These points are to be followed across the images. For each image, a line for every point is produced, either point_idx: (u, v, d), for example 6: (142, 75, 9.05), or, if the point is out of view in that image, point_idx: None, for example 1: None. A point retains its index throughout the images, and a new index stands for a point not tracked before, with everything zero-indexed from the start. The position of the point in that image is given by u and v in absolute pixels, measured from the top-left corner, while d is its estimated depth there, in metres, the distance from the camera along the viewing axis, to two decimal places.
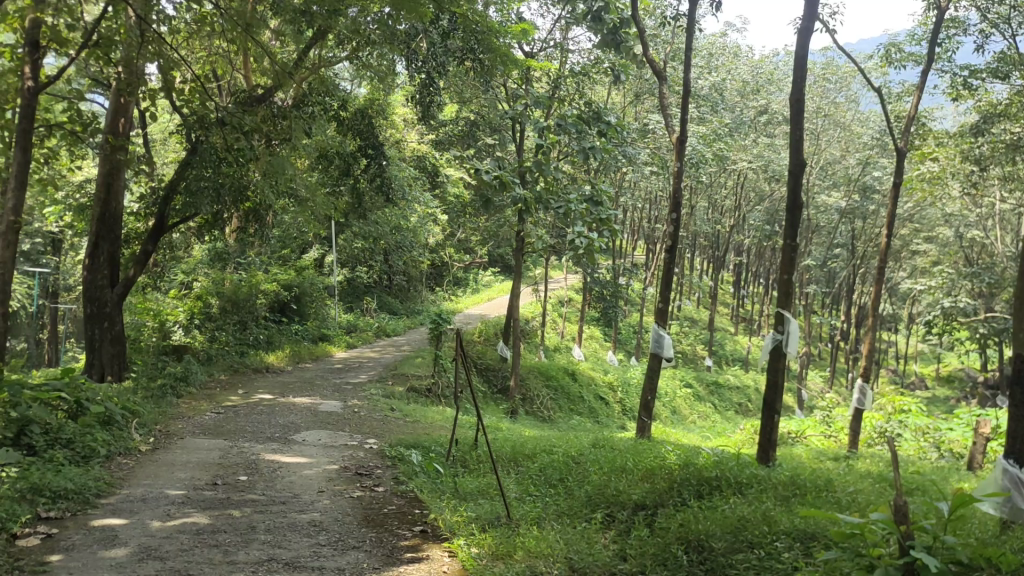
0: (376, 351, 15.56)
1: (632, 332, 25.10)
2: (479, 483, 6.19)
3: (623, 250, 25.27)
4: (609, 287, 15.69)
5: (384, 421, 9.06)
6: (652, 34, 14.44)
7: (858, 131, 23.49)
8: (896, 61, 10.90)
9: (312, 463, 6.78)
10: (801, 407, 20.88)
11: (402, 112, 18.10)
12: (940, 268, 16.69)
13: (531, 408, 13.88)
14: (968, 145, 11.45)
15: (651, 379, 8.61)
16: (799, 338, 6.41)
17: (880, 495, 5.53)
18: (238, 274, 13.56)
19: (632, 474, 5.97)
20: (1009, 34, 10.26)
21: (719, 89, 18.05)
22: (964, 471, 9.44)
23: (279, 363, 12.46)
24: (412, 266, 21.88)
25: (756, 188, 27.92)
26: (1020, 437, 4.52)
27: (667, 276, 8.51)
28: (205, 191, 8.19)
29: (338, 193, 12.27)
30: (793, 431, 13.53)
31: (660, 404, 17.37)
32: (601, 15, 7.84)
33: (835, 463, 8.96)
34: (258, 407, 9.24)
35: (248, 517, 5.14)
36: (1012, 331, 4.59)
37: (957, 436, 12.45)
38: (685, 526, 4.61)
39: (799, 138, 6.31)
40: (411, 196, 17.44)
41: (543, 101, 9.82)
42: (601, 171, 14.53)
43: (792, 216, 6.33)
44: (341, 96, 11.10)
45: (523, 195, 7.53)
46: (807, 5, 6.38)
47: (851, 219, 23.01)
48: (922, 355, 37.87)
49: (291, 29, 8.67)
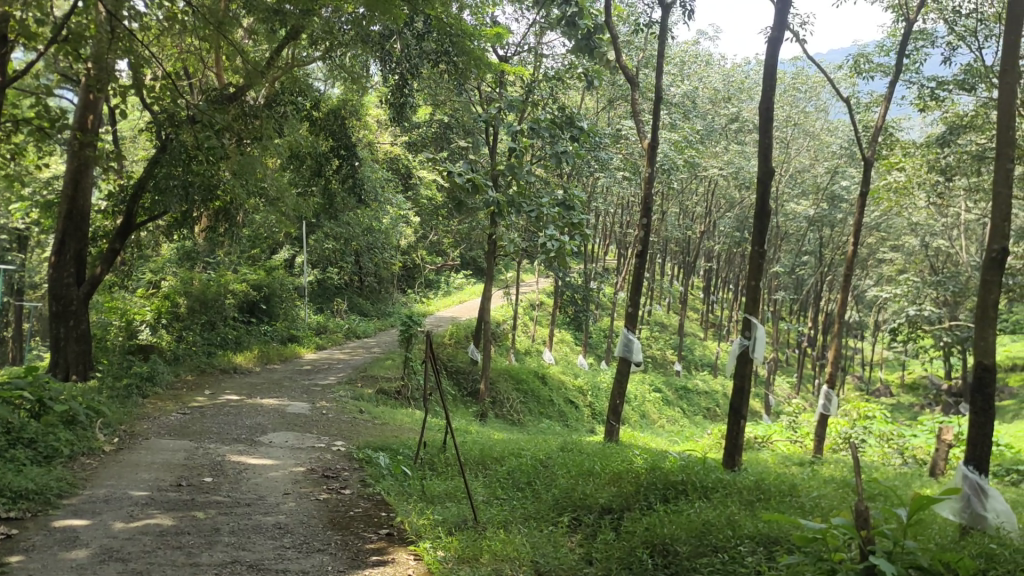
0: (346, 352, 15.52)
1: (603, 336, 25.24)
2: (446, 486, 6.18)
3: (595, 255, 25.35)
4: (581, 291, 15.77)
5: (352, 423, 9.02)
6: (626, 40, 14.54)
7: (827, 140, 23.68)
8: (865, 71, 11.02)
9: (278, 465, 6.73)
10: (769, 412, 21.13)
11: (376, 113, 18.06)
12: (905, 276, 16.95)
13: (501, 411, 13.90)
14: (934, 154, 11.52)
15: (620, 383, 8.64)
16: (766, 343, 6.44)
17: (843, 500, 5.60)
18: (207, 273, 13.42)
19: (600, 478, 6.00)
20: (975, 47, 10.39)
21: (691, 97, 18.17)
22: (926, 477, 9.57)
23: (248, 363, 12.37)
24: (384, 268, 21.81)
25: (727, 195, 28.17)
26: (979, 445, 4.66)
27: (637, 281, 8.53)
28: (174, 189, 8.06)
29: (309, 194, 12.18)
30: (760, 435, 13.67)
31: (629, 408, 17.47)
32: (575, 20, 7.68)
33: (800, 467, 9.08)
34: (224, 407, 9.16)
35: (213, 519, 5.10)
36: (973, 338, 4.64)
37: (920, 442, 12.64)
38: (650, 530, 4.64)
39: (769, 145, 6.37)
40: (384, 198, 17.42)
41: (516, 105, 9.52)
42: (573, 175, 14.56)
43: (760, 222, 6.38)
44: (314, 96, 11.01)
45: (496, 197, 7.48)
46: (778, 14, 6.44)
47: (820, 227, 23.24)
48: (887, 361, 38.51)
49: (264, 27, 8.59)
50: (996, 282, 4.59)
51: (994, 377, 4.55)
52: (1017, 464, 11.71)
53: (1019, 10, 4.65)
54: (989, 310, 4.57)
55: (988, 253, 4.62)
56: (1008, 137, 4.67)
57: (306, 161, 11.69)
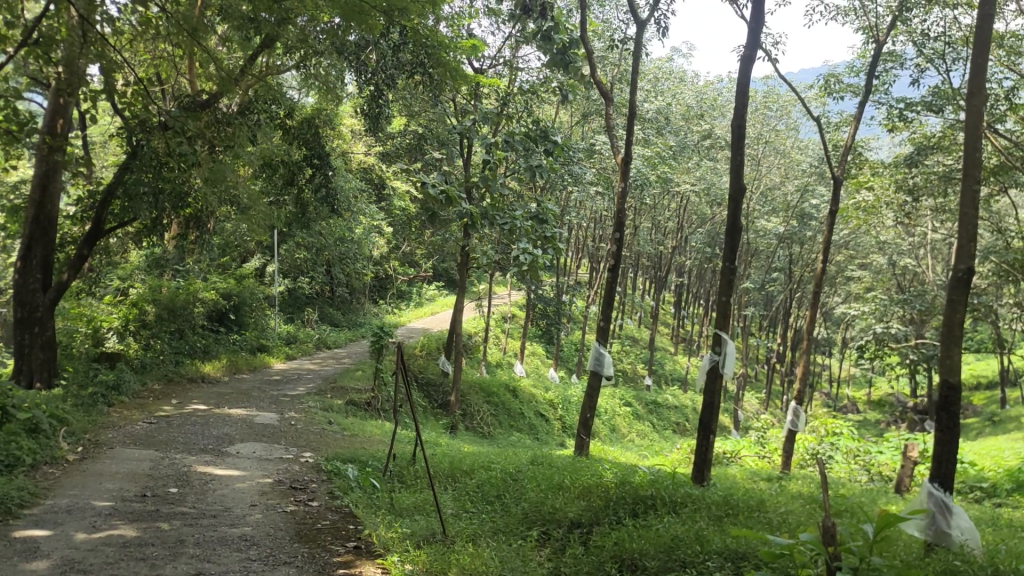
0: (316, 363, 15.44)
1: (574, 349, 25.30)
2: (416, 498, 6.15)
3: (567, 268, 25.41)
4: (553, 304, 15.80)
5: (321, 434, 8.95)
6: (601, 56, 14.64)
7: (797, 159, 24.01)
8: (835, 92, 11.21)
9: (245, 476, 6.65)
10: (737, 428, 21.27)
11: (350, 122, 18.04)
12: (873, 294, 17.16)
13: (471, 424, 13.88)
14: (902, 175, 11.64)
15: (591, 397, 8.65)
16: (736, 359, 6.45)
17: (810, 516, 5.64)
18: (176, 281, 13.30)
19: (569, 491, 5.99)
20: (943, 70, 10.43)
21: (665, 114, 18.33)
22: (892, 494, 9.65)
23: (216, 373, 12.26)
24: (356, 278, 21.73)
25: (698, 211, 28.43)
26: (944, 462, 4.73)
27: (609, 294, 8.55)
28: (143, 195, 8.01)
29: (282, 203, 12.13)
30: (728, 450, 13.75)
31: (600, 422, 17.52)
32: (551, 34, 7.70)
33: (769, 483, 9.14)
34: (192, 417, 9.05)
35: (178, 530, 5.03)
36: (938, 357, 4.70)
37: (886, 458, 12.79)
38: (620, 544, 4.65)
39: (740, 163, 6.43)
40: (357, 208, 17.37)
41: (492, 118, 9.50)
42: (547, 189, 14.63)
43: (731, 238, 6.42)
44: (289, 104, 10.94)
45: (468, 210, 7.44)
46: (750, 33, 6.51)
47: (790, 244, 23.45)
48: (854, 379, 38.94)
49: (238, 35, 8.52)
50: (962, 302, 4.67)
51: (959, 395, 4.62)
52: (979, 482, 11.86)
53: (984, 37, 4.78)
54: (955, 328, 4.64)
55: (954, 273, 4.69)
56: (974, 159, 4.76)
57: (279, 170, 11.62)
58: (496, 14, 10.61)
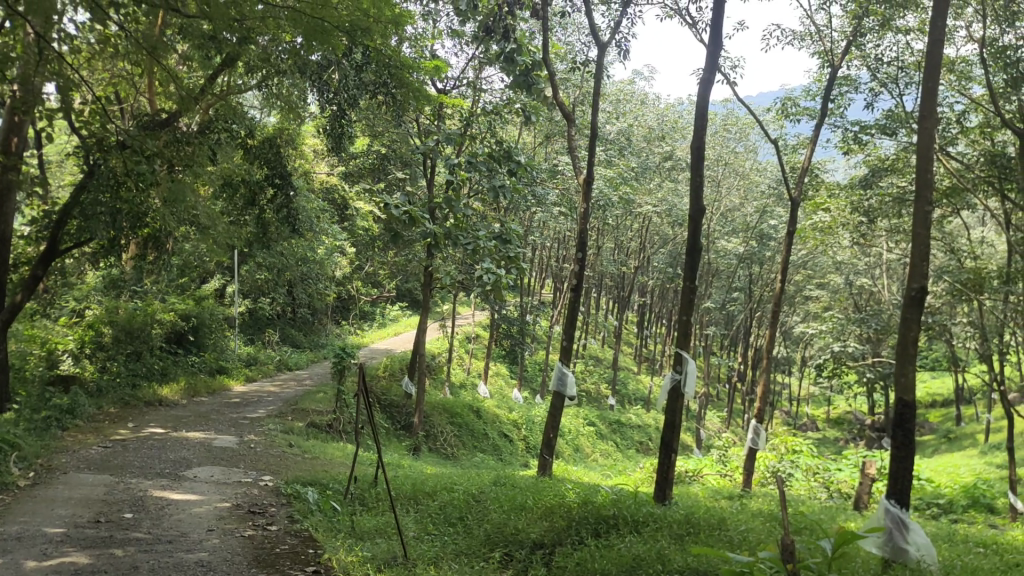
0: (277, 385, 15.28)
1: (538, 369, 25.29)
2: (377, 521, 6.08)
3: (531, 288, 25.44)
4: (517, 324, 15.79)
5: (281, 457, 8.83)
6: (563, 77, 14.77)
7: (756, 180, 24.42)
8: (792, 114, 11.42)
9: (203, 501, 6.54)
10: (699, 446, 21.37)
11: (313, 142, 17.98)
12: (831, 313, 17.38)
13: (434, 445, 13.79)
14: (858, 196, 11.85)
15: (554, 417, 8.64)
16: (697, 378, 6.49)
17: (770, 534, 5.68)
18: (133, 302, 13.10)
19: (532, 512, 5.97)
20: (896, 94, 10.81)
21: (627, 135, 18.48)
22: (851, 510, 9.75)
23: (173, 397, 12.08)
24: (318, 298, 21.55)
25: (660, 231, 28.66)
26: (900, 480, 4.78)
27: (572, 314, 8.57)
28: (101, 216, 8.00)
29: (242, 223, 12.02)
30: (691, 469, 13.82)
31: (563, 441, 17.51)
32: (513, 56, 7.72)
33: (730, 501, 9.20)
34: (148, 441, 8.89)
35: (132, 556, 4.93)
36: (893, 374, 4.78)
37: (845, 476, 12.96)
38: (581, 564, 4.66)
39: (700, 184, 6.51)
40: (320, 228, 17.24)
41: (455, 138, 9.49)
42: (510, 209, 14.68)
43: (691, 258, 6.48)
44: (250, 124, 10.86)
45: (432, 229, 7.39)
46: (709, 56, 6.61)
47: (749, 264, 23.74)
48: (813, 398, 39.37)
49: (199, 54, 8.45)
50: (916, 319, 4.75)
51: (914, 413, 4.69)
52: (935, 499, 12.05)
53: (935, 60, 4.91)
54: (909, 346, 4.72)
55: (908, 291, 4.78)
56: (926, 180, 4.85)
57: (240, 190, 11.53)
58: (459, 35, 10.67)
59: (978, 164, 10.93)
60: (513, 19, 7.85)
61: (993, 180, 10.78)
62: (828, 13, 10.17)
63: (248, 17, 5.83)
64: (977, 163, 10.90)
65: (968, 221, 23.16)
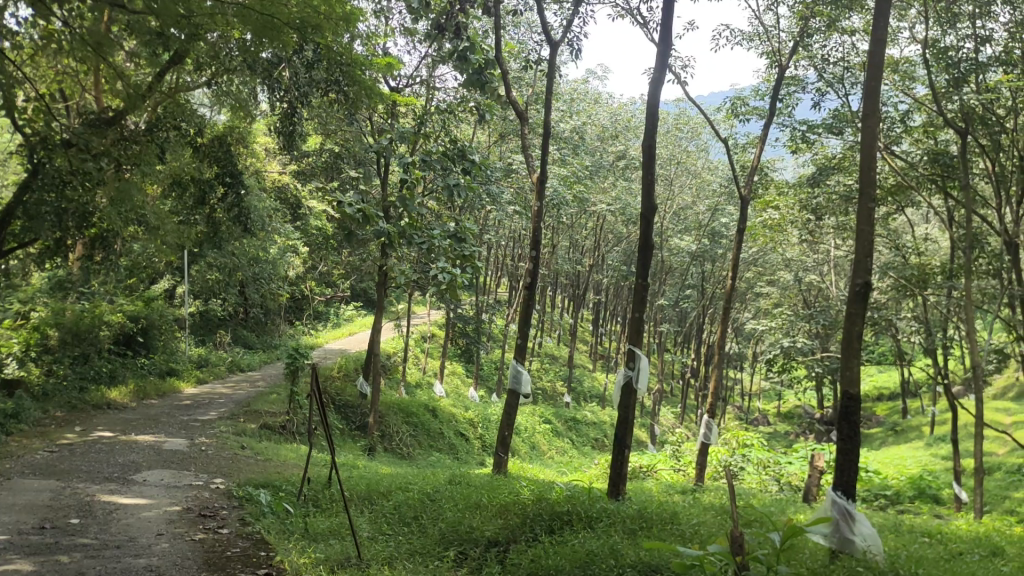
0: (229, 386, 15.09)
1: (494, 368, 25.32)
2: (331, 522, 6.05)
3: (487, 287, 25.44)
4: (473, 323, 15.78)
5: (233, 459, 8.73)
6: (516, 76, 14.79)
7: (707, 178, 24.68)
8: (741, 113, 11.55)
9: (153, 505, 6.44)
10: (654, 442, 21.60)
11: (263, 140, 17.77)
12: (780, 310, 17.66)
13: (390, 445, 13.75)
14: (806, 195, 12.04)
15: (509, 415, 8.66)
16: (649, 374, 6.56)
17: (721, 527, 5.76)
18: (80, 303, 12.85)
19: (486, 510, 5.99)
20: (842, 94, 11.09)
21: (580, 133, 18.54)
22: (800, 502, 9.95)
23: (122, 400, 11.86)
24: (271, 299, 21.33)
25: (614, 230, 28.86)
26: (846, 471, 4.88)
27: (527, 312, 8.59)
28: (46, 216, 7.55)
29: (192, 223, 11.85)
30: (645, 465, 13.96)
31: (519, 439, 17.56)
32: (467, 55, 7.70)
33: (683, 495, 9.32)
34: (96, 445, 8.71)
35: (79, 562, 4.84)
36: (838, 368, 4.88)
37: (795, 469, 13.21)
38: (536, 561, 4.69)
39: (651, 182, 6.56)
40: (272, 227, 17.05)
41: (407, 137, 9.41)
42: (464, 207, 14.66)
43: (643, 255, 6.54)
44: (199, 121, 10.69)
45: (387, 227, 7.30)
46: (660, 54, 6.67)
47: (702, 262, 24.04)
48: (764, 393, 40.04)
49: (146, 51, 8.30)
50: (860, 315, 4.86)
51: (858, 406, 4.80)
52: (883, 490, 12.35)
53: (877, 60, 5.02)
54: (854, 340, 4.83)
55: (852, 287, 4.89)
56: (869, 178, 4.95)
57: (189, 189, 11.35)
58: (412, 33, 10.63)
59: (922, 163, 11.19)
60: (465, 17, 7.83)
61: (935, 178, 11.07)
62: (776, 14, 10.33)
63: (196, 13, 5.76)
64: (921, 161, 11.16)
65: (912, 218, 23.68)
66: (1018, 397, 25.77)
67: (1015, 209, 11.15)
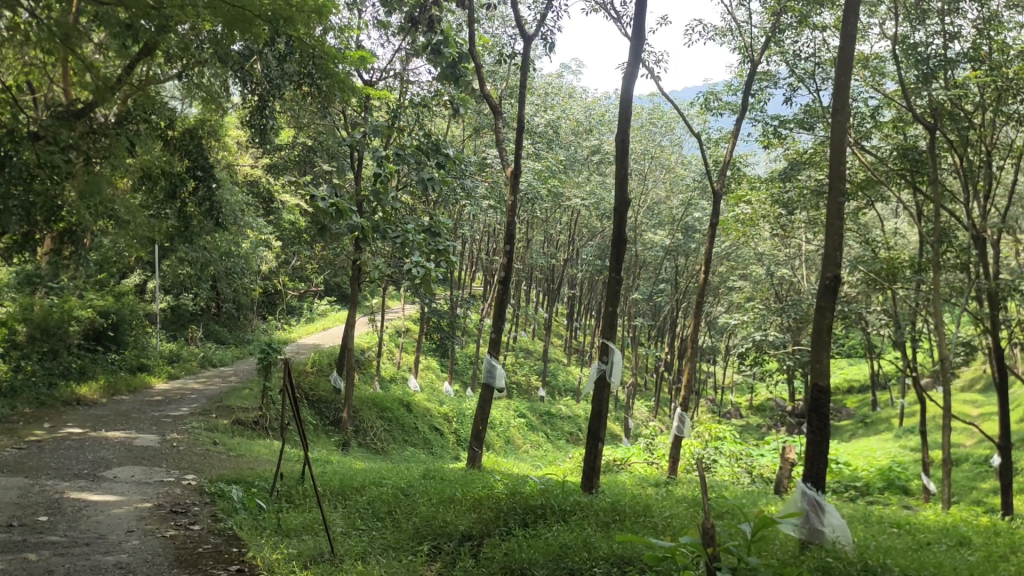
0: (201, 382, 14.97)
1: (469, 362, 25.31)
2: (303, 518, 6.02)
3: (461, 282, 25.41)
4: (447, 317, 15.77)
5: (205, 455, 8.66)
6: (490, 70, 14.76)
7: (681, 172, 24.20)
8: (714, 108, 11.60)
9: (123, 501, 6.38)
10: (627, 436, 21.72)
11: (235, 133, 17.62)
12: (752, 303, 17.80)
13: (364, 440, 13.71)
14: (778, 189, 12.13)
15: (482, 409, 8.66)
16: (622, 367, 6.59)
17: (693, 520, 5.80)
18: (49, 299, 12.66)
19: (460, 504, 5.99)
20: (813, 89, 11.23)
21: (554, 127, 18.56)
22: (772, 494, 10.06)
23: (92, 395, 11.72)
24: (243, 293, 21.17)
25: (588, 224, 28.95)
26: (815, 463, 4.93)
27: (501, 307, 8.59)
28: (14, 210, 7.43)
29: (164, 217, 11.72)
30: (619, 458, 14.03)
31: (494, 433, 17.59)
32: (440, 48, 7.62)
33: (656, 488, 9.38)
34: (65, 441, 8.61)
35: (47, 560, 4.78)
36: (808, 360, 4.92)
37: (766, 461, 13.35)
38: (509, 555, 4.70)
39: (625, 176, 6.58)
40: (244, 221, 16.91)
41: (381, 131, 9.34)
42: (439, 202, 14.62)
43: (617, 249, 6.56)
44: (170, 114, 10.56)
45: (360, 222, 7.24)
46: (632, 48, 6.69)
47: (675, 256, 24.18)
48: (736, 386, 40.41)
49: (115, 43, 8.17)
50: (829, 308, 4.89)
51: (827, 398, 4.85)
52: (852, 481, 12.52)
53: (848, 56, 5.06)
54: (824, 333, 4.87)
55: (823, 280, 4.93)
56: (839, 172, 4.98)
57: (159, 182, 11.22)
58: (385, 27, 10.58)
59: (891, 158, 11.32)
60: (438, 11, 7.79)
61: (904, 173, 11.20)
62: (748, 10, 10.39)
63: (167, 4, 5.68)
64: (890, 156, 11.31)
65: (882, 212, 23.95)
66: (984, 390, 26.21)
67: (982, 204, 11.30)
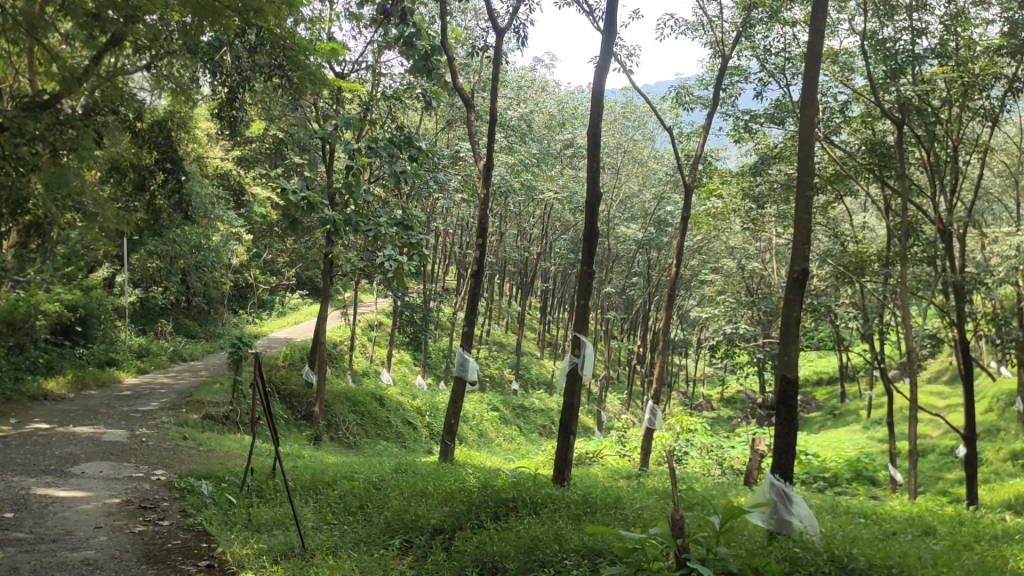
0: (171, 377, 14.82)
1: (442, 356, 25.26)
2: (275, 513, 6.00)
3: (434, 275, 25.36)
4: (420, 311, 15.71)
5: (175, 451, 8.58)
6: (463, 62, 14.72)
7: (653, 167, 24.60)
8: (686, 103, 11.59)
9: (91, 497, 6.30)
10: (600, 429, 21.79)
11: (204, 125, 17.42)
12: (723, 297, 17.92)
13: (336, 434, 13.65)
14: (749, 183, 12.19)
15: (455, 402, 8.65)
16: (594, 361, 6.61)
17: (663, 511, 5.84)
18: (15, 293, 12.46)
19: (432, 498, 5.99)
20: (783, 84, 11.28)
21: (527, 121, 18.55)
22: (742, 486, 10.14)
23: (60, 390, 11.57)
24: (214, 287, 20.95)
25: (561, 218, 29.00)
26: (784, 455, 4.97)
27: (473, 301, 8.56)
28: None
29: (132, 210, 11.57)
30: (591, 451, 14.09)
31: (467, 427, 17.57)
32: (413, 41, 7.55)
33: (628, 480, 9.43)
34: (32, 437, 8.49)
35: (12, 557, 4.72)
36: (776, 352, 4.97)
37: (737, 453, 13.47)
38: (480, 548, 4.72)
39: (597, 170, 6.60)
40: (214, 214, 16.74)
41: (354, 123, 9.26)
42: (411, 196, 14.58)
43: (589, 243, 6.58)
44: (138, 105, 10.41)
45: (333, 215, 7.18)
46: (604, 42, 6.69)
47: (648, 250, 24.28)
48: (708, 379, 40.70)
49: (80, 32, 8.04)
50: (797, 301, 4.94)
51: (795, 390, 4.90)
52: (822, 472, 12.64)
53: (816, 51, 5.09)
54: (792, 325, 4.92)
55: (791, 274, 4.98)
56: (808, 166, 5.03)
57: (128, 174, 11.06)
58: (357, 19, 10.51)
59: (860, 153, 11.44)
60: (410, 3, 7.73)
61: (873, 168, 11.32)
62: (719, 5, 10.46)
63: None
64: (859, 151, 11.43)
65: (851, 206, 24.20)
66: (950, 382, 26.62)
67: (950, 198, 11.44)
